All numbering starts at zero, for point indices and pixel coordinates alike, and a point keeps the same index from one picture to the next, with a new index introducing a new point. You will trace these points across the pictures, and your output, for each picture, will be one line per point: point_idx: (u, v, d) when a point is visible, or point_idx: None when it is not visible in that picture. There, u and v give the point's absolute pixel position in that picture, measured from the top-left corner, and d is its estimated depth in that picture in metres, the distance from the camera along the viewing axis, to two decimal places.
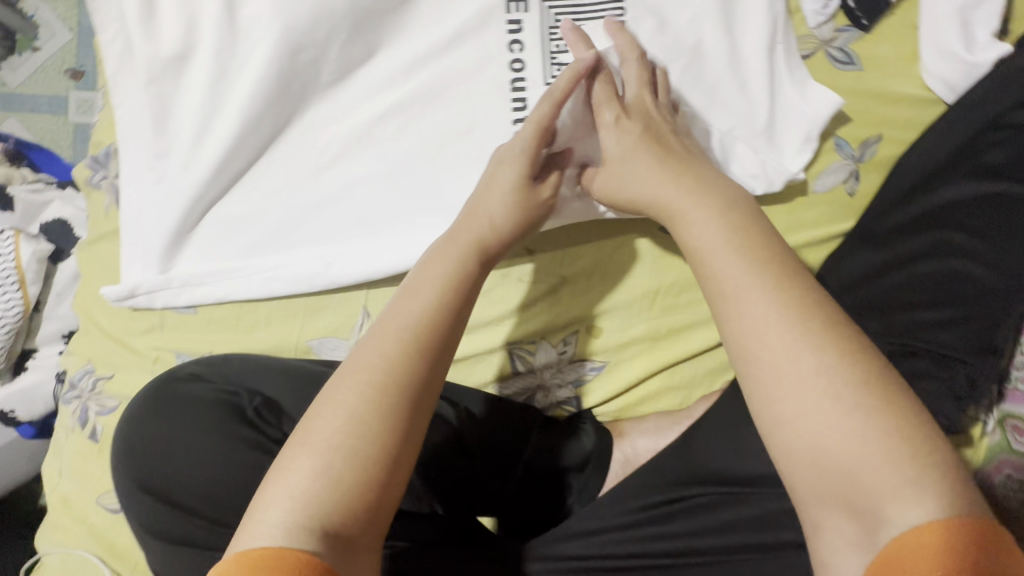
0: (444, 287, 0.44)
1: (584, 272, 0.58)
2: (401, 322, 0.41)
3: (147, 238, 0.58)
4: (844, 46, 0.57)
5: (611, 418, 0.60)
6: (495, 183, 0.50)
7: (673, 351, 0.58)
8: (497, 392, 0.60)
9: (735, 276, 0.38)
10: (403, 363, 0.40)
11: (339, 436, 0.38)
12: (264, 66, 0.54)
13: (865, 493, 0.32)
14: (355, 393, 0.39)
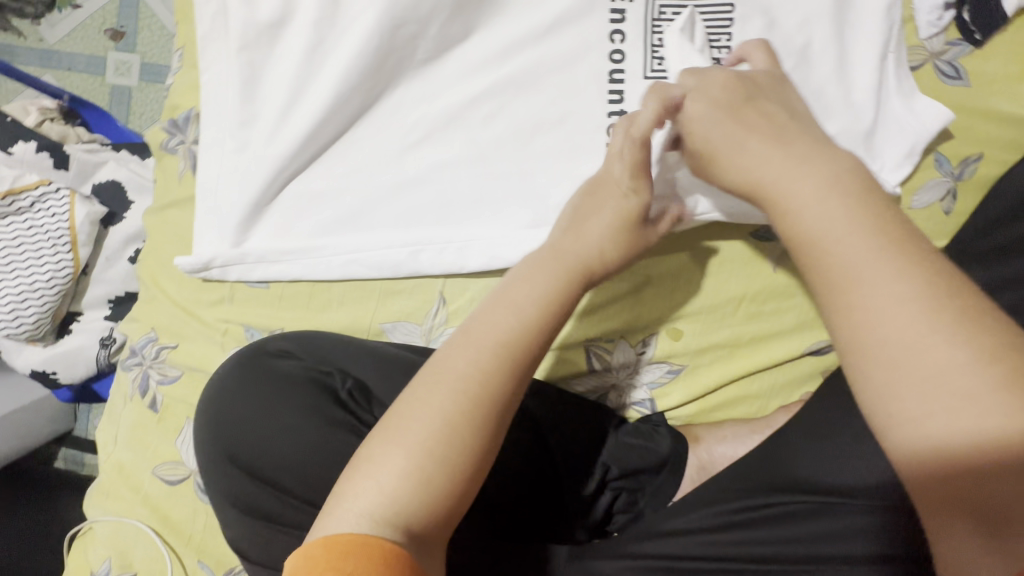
0: (542, 302, 0.43)
1: (670, 273, 0.57)
2: (496, 335, 0.41)
3: (224, 209, 0.57)
4: (953, 60, 0.56)
5: (683, 422, 0.59)
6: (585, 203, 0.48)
7: (753, 359, 0.57)
8: (570, 388, 0.59)
9: (857, 256, 0.33)
10: (496, 375, 0.40)
11: (429, 439, 0.38)
12: (362, 38, 0.53)
13: (1008, 505, 0.29)
14: (447, 396, 0.39)
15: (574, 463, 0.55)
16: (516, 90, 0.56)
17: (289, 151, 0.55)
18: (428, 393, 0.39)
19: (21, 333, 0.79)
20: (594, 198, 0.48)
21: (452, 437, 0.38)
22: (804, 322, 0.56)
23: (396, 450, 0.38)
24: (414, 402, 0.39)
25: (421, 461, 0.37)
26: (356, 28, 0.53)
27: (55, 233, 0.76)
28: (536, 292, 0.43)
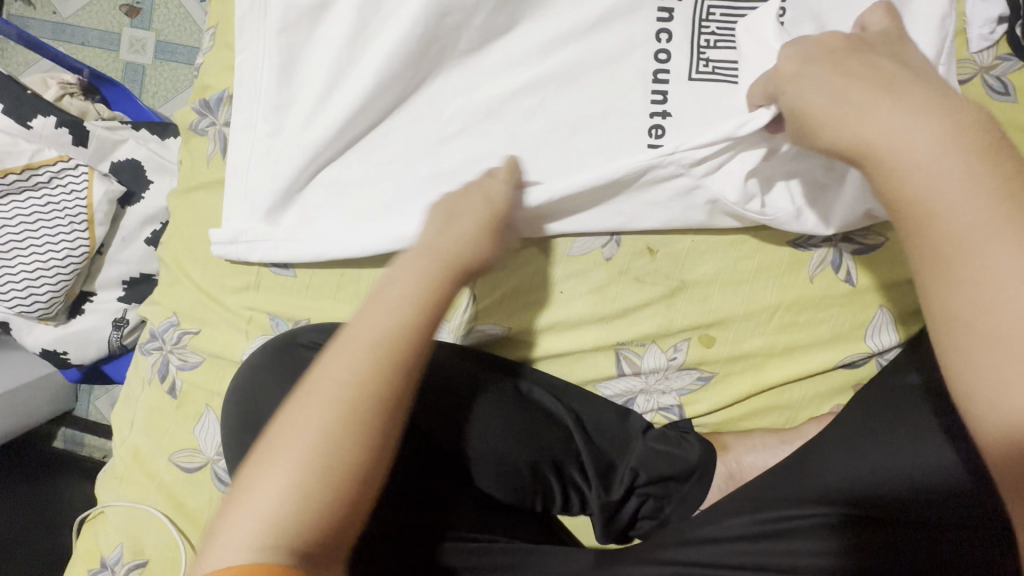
0: (415, 302, 0.41)
1: (705, 279, 0.56)
2: (376, 340, 0.39)
3: (255, 189, 0.56)
4: (1003, 75, 0.55)
5: (710, 429, 0.58)
6: (457, 210, 0.48)
7: (785, 370, 0.56)
8: (597, 391, 0.58)
9: (982, 233, 0.33)
10: (378, 382, 0.37)
11: (305, 452, 0.35)
12: (405, 24, 0.52)
13: None
14: (321, 407, 0.36)
15: (603, 469, 0.54)
16: (558, 85, 0.54)
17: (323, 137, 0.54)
18: (300, 409, 0.37)
19: (33, 312, 0.77)
20: (465, 199, 0.49)
21: (334, 449, 0.35)
22: (839, 334, 0.56)
23: (275, 471, 0.35)
24: (292, 420, 0.36)
25: (299, 477, 0.35)
26: (400, 13, 0.52)
27: (72, 210, 0.74)
28: (416, 295, 0.42)
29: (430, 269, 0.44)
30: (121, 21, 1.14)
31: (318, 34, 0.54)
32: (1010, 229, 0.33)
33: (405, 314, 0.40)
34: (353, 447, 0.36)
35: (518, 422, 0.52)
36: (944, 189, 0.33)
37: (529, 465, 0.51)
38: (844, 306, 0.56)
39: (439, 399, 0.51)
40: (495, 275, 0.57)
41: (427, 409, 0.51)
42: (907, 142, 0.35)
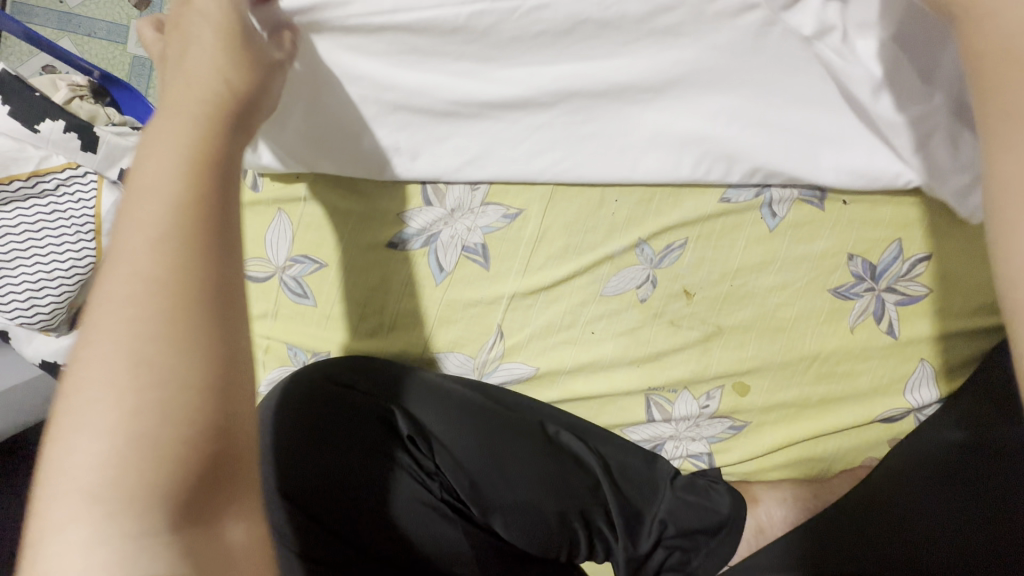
0: (185, 177, 0.32)
1: (742, 326, 0.54)
2: (140, 233, 0.30)
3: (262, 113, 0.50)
4: None
5: (737, 478, 0.56)
6: (177, 48, 0.37)
7: (819, 421, 0.55)
8: (625, 435, 0.56)
9: None
10: (126, 309, 0.29)
11: (124, 400, 0.27)
12: (441, 47, 0.47)
13: None
14: (99, 349, 0.28)
15: (630, 518, 0.51)
16: (617, 98, 0.48)
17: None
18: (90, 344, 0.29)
19: (34, 323, 0.74)
20: (178, 33, 0.38)
21: (157, 374, 0.28)
22: (878, 387, 0.54)
23: (72, 438, 0.27)
24: (75, 386, 0.28)
25: (125, 442, 0.27)
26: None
27: (79, 220, 0.72)
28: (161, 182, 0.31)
29: (205, 109, 0.34)
30: (129, 13, 1.11)
31: (346, 45, 0.46)
32: None
33: (181, 191, 0.31)
34: (197, 362, 0.28)
35: (546, 470, 0.49)
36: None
37: (557, 515, 0.49)
38: (884, 358, 0.54)
39: (469, 445, 0.49)
40: (524, 312, 0.55)
41: (451, 456, 0.48)
42: None
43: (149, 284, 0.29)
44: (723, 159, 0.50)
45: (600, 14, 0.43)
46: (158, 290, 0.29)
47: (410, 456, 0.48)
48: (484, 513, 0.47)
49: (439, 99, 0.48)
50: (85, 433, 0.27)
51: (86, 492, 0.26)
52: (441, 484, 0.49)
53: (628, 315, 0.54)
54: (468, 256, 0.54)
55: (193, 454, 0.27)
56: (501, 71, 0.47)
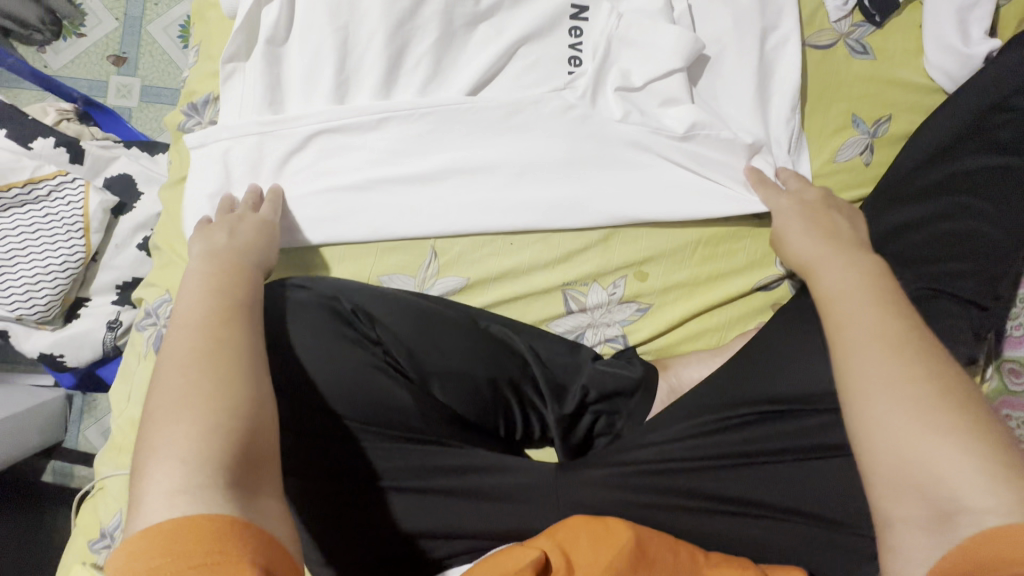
0: (223, 289, 0.48)
1: (636, 224, 0.64)
2: (186, 319, 0.45)
3: (242, 92, 0.64)
4: (860, 39, 0.67)
5: (653, 356, 0.66)
6: (216, 233, 0.56)
7: (710, 295, 0.65)
8: (550, 329, 0.65)
9: (867, 326, 0.46)
10: (192, 356, 0.42)
11: (204, 399, 0.40)
12: (366, 59, 0.63)
13: (936, 493, 0.39)
14: (179, 376, 0.41)
15: (556, 388, 0.60)
16: (508, 65, 0.65)
17: (298, 101, 0.64)
18: (159, 380, 0.42)
19: (31, 316, 0.83)
20: (244, 224, 0.58)
21: (217, 387, 0.41)
22: (754, 262, 0.65)
23: (163, 429, 0.38)
24: (158, 393, 0.41)
25: (208, 423, 0.39)
26: (363, 147, 0.64)
27: (70, 220, 0.82)
28: (214, 295, 0.48)
29: (234, 261, 0.53)
30: (106, 70, 1.25)
31: (295, 38, 0.62)
32: (892, 323, 0.46)
33: (225, 294, 0.48)
34: (242, 398, 0.41)
35: (481, 354, 0.58)
36: (826, 263, 0.53)
37: (488, 381, 0.57)
38: (755, 237, 0.65)
39: (405, 322, 0.58)
40: (453, 238, 0.65)
41: (389, 328, 0.57)
42: (779, 212, 0.60)
43: (202, 343, 0.43)
44: (586, 211, 0.63)
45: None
46: (222, 342, 0.43)
47: (355, 330, 0.56)
48: (426, 378, 0.56)
49: (369, 72, 0.63)
50: (172, 427, 0.39)
51: (178, 456, 0.37)
52: (384, 352, 0.57)
53: (539, 228, 0.65)
54: (399, 193, 0.64)
55: (231, 446, 0.38)
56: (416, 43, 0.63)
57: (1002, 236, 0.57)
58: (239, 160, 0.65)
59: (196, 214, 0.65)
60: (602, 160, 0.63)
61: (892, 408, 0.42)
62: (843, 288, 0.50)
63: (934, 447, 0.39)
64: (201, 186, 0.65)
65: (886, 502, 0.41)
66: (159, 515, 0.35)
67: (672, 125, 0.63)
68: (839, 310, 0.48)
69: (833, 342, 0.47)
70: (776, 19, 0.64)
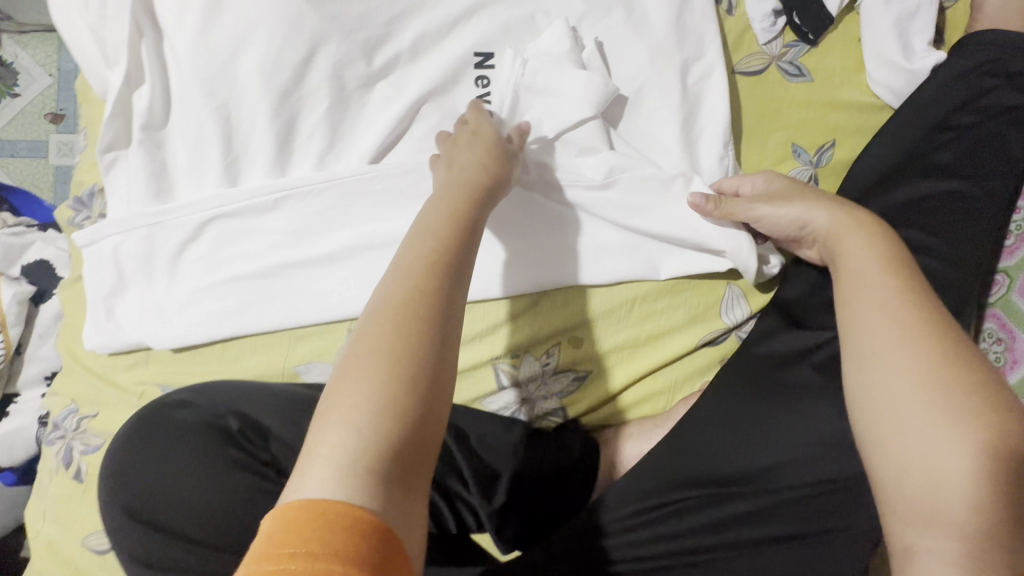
0: (443, 234, 0.43)
1: (562, 287, 0.59)
2: (409, 261, 0.41)
3: (128, 181, 0.59)
4: (793, 60, 0.61)
5: (597, 425, 0.61)
6: (458, 151, 0.52)
7: (652, 357, 0.60)
8: (483, 407, 0.60)
9: (898, 325, 0.43)
10: (392, 306, 0.38)
11: (391, 363, 0.36)
12: (257, 134, 0.57)
13: (965, 519, 0.37)
14: (380, 328, 0.37)
15: (487, 477, 0.55)
16: (413, 125, 0.60)
17: (189, 186, 0.59)
18: (368, 331, 0.38)
19: None
20: (456, 145, 0.53)
21: (413, 344, 0.37)
22: (696, 315, 0.60)
23: (355, 386, 0.35)
24: (359, 342, 0.37)
25: (393, 392, 0.35)
26: (264, 231, 0.59)
27: None
28: (444, 236, 0.43)
29: (472, 197, 0.47)
30: (45, 128, 1.15)
31: (176, 117, 0.57)
32: (921, 322, 0.42)
33: (444, 246, 0.42)
34: (429, 367, 0.36)
35: None
36: (851, 242, 0.49)
37: None
38: (695, 288, 0.59)
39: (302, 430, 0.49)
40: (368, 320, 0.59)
41: (284, 442, 0.48)
42: (778, 182, 0.54)
43: (418, 292, 0.39)
44: (509, 280, 0.58)
45: (369, 54, 0.57)
46: (421, 297, 0.39)
47: (242, 453, 0.47)
48: None
49: (262, 148, 0.57)
50: (358, 387, 0.35)
51: (348, 422, 0.34)
52: (281, 470, 0.48)
53: None
54: (307, 277, 0.59)
55: (411, 424, 0.35)
56: (310, 111, 0.57)
57: (954, 276, 0.52)
58: (131, 253, 0.59)
59: (94, 321, 0.60)
60: (527, 224, 0.58)
61: (920, 422, 0.39)
62: (878, 274, 0.46)
63: (964, 475, 0.37)
64: (94, 287, 0.60)
65: (906, 531, 0.39)
66: (316, 485, 0.32)
67: (592, 174, 0.57)
68: (860, 310, 0.45)
69: (857, 345, 0.44)
70: (700, 49, 0.59)
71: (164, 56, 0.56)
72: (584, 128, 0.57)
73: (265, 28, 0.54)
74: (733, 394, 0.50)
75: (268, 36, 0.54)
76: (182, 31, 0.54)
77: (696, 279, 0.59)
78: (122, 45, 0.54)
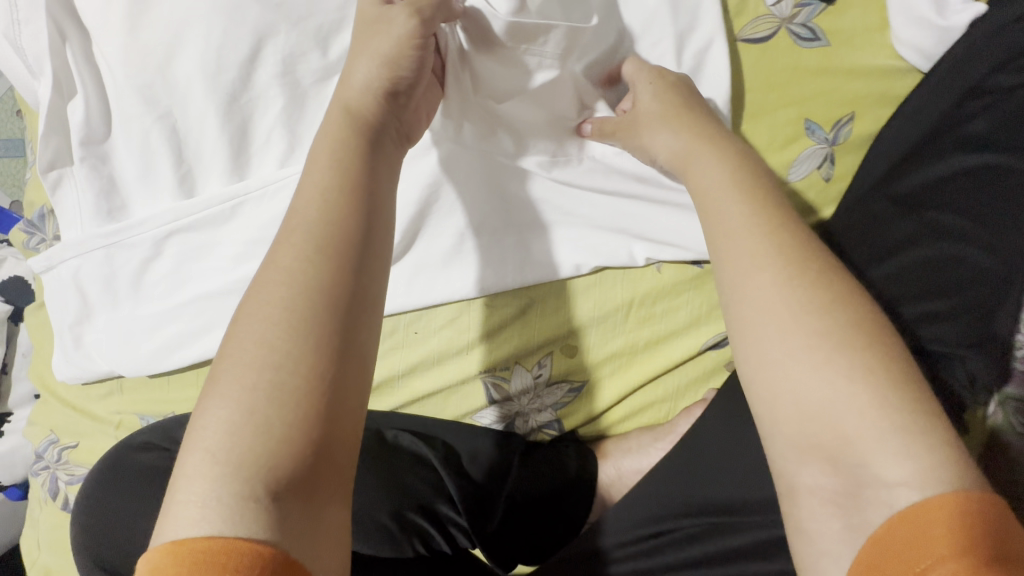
0: (339, 195, 0.37)
1: (551, 291, 0.54)
2: (311, 233, 0.35)
3: (76, 201, 0.54)
4: (807, 22, 0.53)
5: (595, 435, 0.58)
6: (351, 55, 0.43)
7: (651, 365, 0.55)
8: (476, 422, 0.57)
9: (744, 239, 0.37)
10: (289, 299, 0.33)
11: (272, 368, 0.32)
12: (209, 140, 0.52)
13: (850, 444, 0.30)
14: (266, 325, 0.33)
15: (477, 501, 0.52)
16: None
17: (142, 202, 0.54)
18: (241, 334, 0.33)
19: None
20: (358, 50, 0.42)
21: (292, 342, 0.32)
22: (698, 317, 0.55)
23: (225, 403, 0.31)
24: (233, 338, 0.33)
25: (264, 405, 0.31)
26: (224, 245, 0.54)
27: None
28: (347, 197, 0.36)
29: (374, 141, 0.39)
30: (20, 126, 1.02)
31: (120, 127, 0.52)
32: (767, 232, 0.37)
33: (342, 218, 0.36)
34: (305, 364, 0.32)
35: (402, 479, 0.52)
36: (697, 159, 0.44)
37: (393, 514, 0.51)
38: (696, 288, 0.54)
39: None
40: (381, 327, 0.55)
41: None
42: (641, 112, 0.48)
43: (307, 271, 0.34)
44: (493, 288, 0.53)
45: (319, 42, 0.50)
46: (306, 286, 0.34)
47: None
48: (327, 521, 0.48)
49: (218, 154, 0.52)
50: (237, 397, 0.31)
51: (211, 450, 0.30)
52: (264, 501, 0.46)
53: (442, 310, 0.54)
54: None
55: (291, 442, 0.30)
56: (264, 115, 0.52)
57: (999, 264, 0.45)
58: (91, 278, 0.55)
59: (65, 351, 0.57)
60: (512, 227, 0.53)
61: (778, 342, 0.33)
62: (728, 197, 0.40)
63: (836, 391, 0.31)
64: (58, 317, 0.57)
65: (789, 466, 0.32)
66: (188, 524, 0.28)
67: (567, 142, 0.52)
68: (729, 231, 0.38)
69: (724, 267, 0.37)
70: (697, 17, 0.52)
71: (94, 61, 0.51)
72: (554, 87, 0.50)
73: (200, 22, 0.48)
74: (721, 419, 0.46)
75: (204, 34, 0.48)
76: (109, 34, 0.48)
77: (703, 276, 0.54)
78: (44, 51, 0.49)
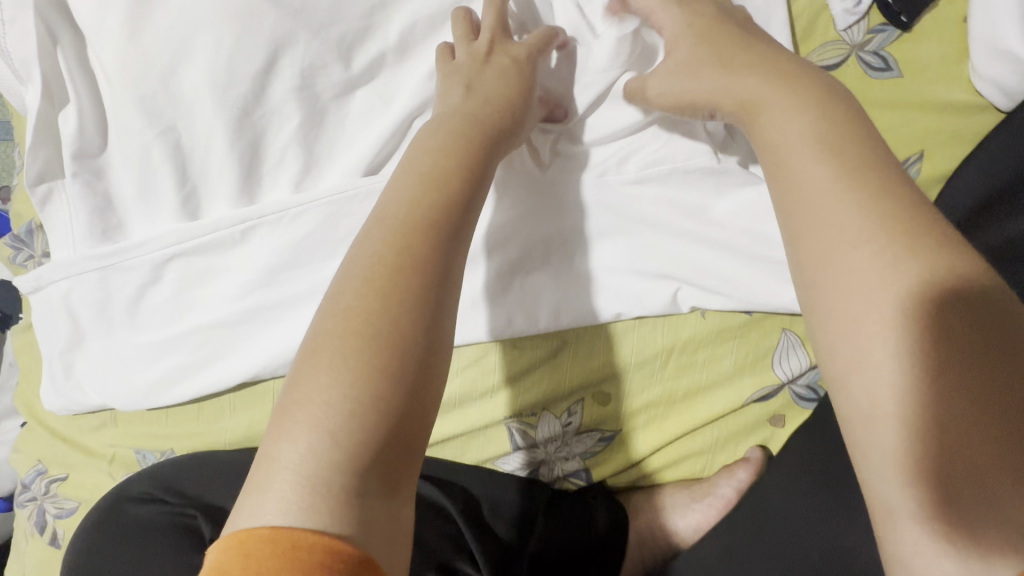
0: (411, 225, 0.35)
1: (586, 331, 0.50)
2: (383, 262, 0.33)
3: (67, 218, 0.49)
4: (878, 49, 0.49)
5: (625, 484, 0.54)
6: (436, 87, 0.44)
7: (690, 415, 0.52)
8: (498, 468, 0.53)
9: (839, 216, 0.31)
10: (360, 338, 0.31)
11: (345, 403, 0.30)
12: (216, 157, 0.46)
13: (974, 481, 0.27)
14: (332, 361, 0.31)
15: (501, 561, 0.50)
16: None
17: (140, 222, 0.49)
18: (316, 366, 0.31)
19: None
20: None
21: (367, 377, 0.30)
22: (743, 366, 0.51)
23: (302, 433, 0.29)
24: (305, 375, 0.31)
25: (344, 433, 0.29)
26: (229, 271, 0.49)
27: None
28: (405, 240, 0.34)
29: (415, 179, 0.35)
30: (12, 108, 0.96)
31: (118, 139, 0.46)
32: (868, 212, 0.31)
33: (416, 251, 0.34)
34: (375, 392, 0.30)
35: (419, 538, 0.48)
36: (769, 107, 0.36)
37: None
38: (744, 336, 0.50)
39: None
40: None
41: None
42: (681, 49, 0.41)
43: (380, 303, 0.32)
44: (523, 330, 0.48)
45: (345, 54, 0.45)
46: (383, 300, 0.32)
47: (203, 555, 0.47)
48: None
49: (227, 173, 0.47)
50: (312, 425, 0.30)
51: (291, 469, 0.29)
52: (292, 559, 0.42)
53: (465, 350, 0.50)
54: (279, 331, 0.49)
55: (362, 467, 0.29)
56: (279, 133, 0.47)
57: None
58: (84, 302, 0.50)
59: (54, 379, 0.53)
60: (547, 264, 0.48)
61: (889, 358, 0.29)
62: (811, 159, 0.33)
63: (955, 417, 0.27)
64: (48, 343, 0.52)
65: (890, 499, 0.29)
66: (277, 513, 0.28)
67: (618, 164, 0.48)
68: (818, 207, 0.32)
69: (810, 250, 0.32)
70: None
71: (89, 65, 0.45)
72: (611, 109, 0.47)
73: (212, 26, 0.43)
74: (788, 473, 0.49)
75: (216, 39, 0.43)
76: (108, 37, 0.43)
77: (751, 324, 0.50)
78: (33, 53, 0.44)
